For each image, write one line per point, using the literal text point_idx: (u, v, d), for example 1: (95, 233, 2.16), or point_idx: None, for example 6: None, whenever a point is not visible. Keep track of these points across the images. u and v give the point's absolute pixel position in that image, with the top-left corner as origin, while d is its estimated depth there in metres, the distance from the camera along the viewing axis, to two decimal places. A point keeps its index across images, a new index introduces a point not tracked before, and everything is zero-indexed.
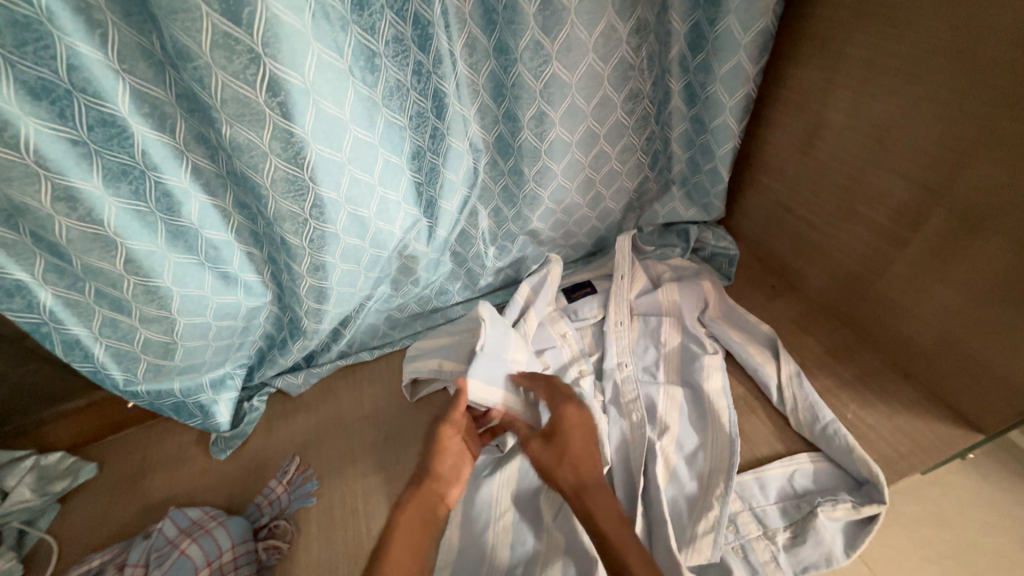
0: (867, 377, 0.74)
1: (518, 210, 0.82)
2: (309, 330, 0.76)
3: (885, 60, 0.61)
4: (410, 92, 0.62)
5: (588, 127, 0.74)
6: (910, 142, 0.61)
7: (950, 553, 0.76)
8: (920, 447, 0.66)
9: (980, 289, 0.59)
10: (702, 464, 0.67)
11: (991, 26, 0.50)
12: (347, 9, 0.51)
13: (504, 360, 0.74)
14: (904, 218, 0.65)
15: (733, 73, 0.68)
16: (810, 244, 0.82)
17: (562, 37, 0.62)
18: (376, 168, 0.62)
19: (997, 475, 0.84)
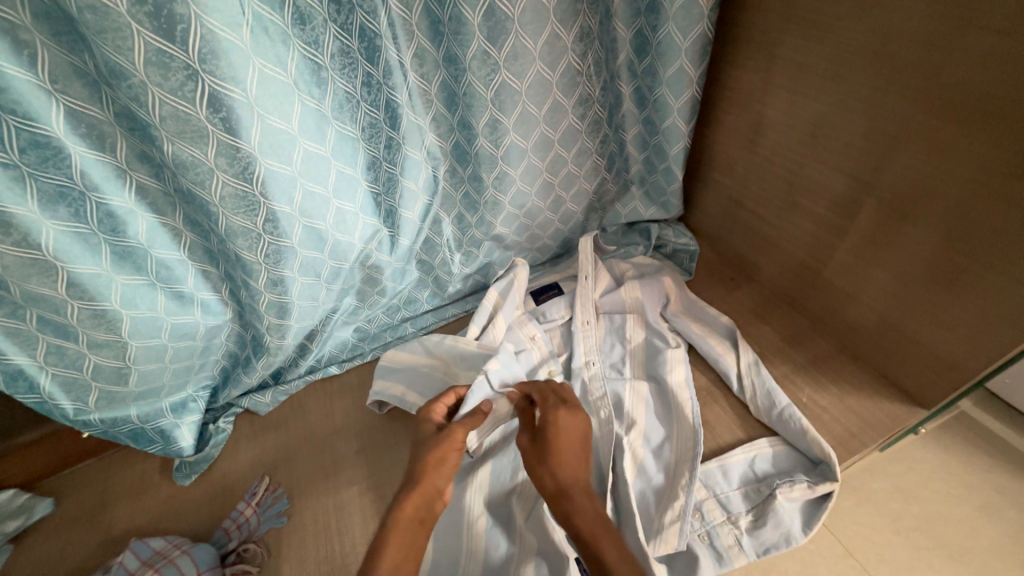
0: (820, 362, 0.77)
1: (481, 215, 0.83)
2: (272, 347, 0.75)
3: (812, 61, 0.65)
4: (361, 104, 0.62)
5: (543, 133, 0.75)
6: (841, 137, 0.65)
7: (912, 524, 0.80)
8: (870, 424, 0.70)
9: (910, 273, 0.63)
10: (668, 455, 0.69)
11: (898, 28, 0.54)
12: (288, 24, 0.51)
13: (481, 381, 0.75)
14: (841, 209, 0.69)
15: (677, 77, 0.71)
16: (762, 237, 0.85)
17: (508, 46, 0.63)
18: (330, 180, 0.62)
19: (949, 446, 0.89)
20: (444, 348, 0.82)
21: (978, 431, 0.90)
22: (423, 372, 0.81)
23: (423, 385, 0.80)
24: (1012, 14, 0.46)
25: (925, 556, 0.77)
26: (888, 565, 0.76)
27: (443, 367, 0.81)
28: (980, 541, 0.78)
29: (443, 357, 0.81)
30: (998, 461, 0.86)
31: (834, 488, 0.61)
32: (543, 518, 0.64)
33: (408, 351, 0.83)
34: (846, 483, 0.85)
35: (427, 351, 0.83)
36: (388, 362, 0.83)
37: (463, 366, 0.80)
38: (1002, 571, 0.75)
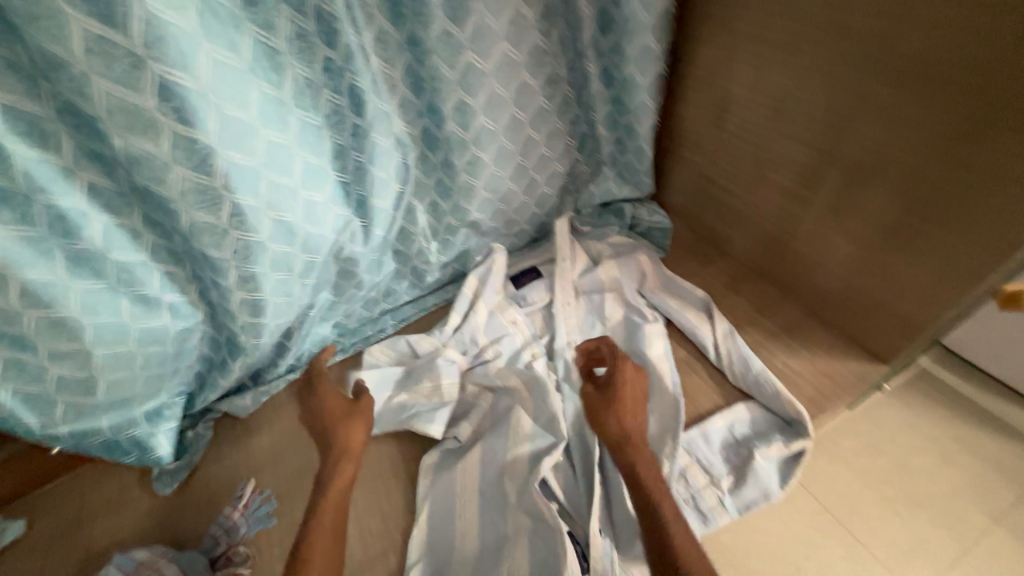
0: (790, 328, 0.81)
1: (455, 202, 0.82)
2: (248, 347, 0.73)
3: (774, 34, 0.66)
4: (323, 90, 0.60)
5: (512, 114, 0.74)
6: (803, 109, 0.67)
7: (884, 478, 0.85)
8: (837, 383, 0.73)
9: (871, 237, 0.66)
10: (652, 426, 0.71)
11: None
12: (237, 6, 0.49)
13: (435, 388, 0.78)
14: (805, 180, 0.71)
15: (643, 55, 0.72)
16: (733, 212, 0.87)
17: (471, 26, 0.62)
18: (296, 171, 0.60)
19: (917, 404, 0.94)
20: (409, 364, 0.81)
21: (932, 382, 0.97)
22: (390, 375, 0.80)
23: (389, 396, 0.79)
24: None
25: (897, 507, 0.82)
26: (866, 521, 0.81)
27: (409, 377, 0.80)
28: (946, 487, 0.84)
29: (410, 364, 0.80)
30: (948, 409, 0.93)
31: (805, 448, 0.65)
32: (533, 494, 0.66)
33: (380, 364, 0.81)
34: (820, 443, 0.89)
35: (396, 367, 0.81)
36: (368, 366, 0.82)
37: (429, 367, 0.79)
38: (963, 512, 0.81)
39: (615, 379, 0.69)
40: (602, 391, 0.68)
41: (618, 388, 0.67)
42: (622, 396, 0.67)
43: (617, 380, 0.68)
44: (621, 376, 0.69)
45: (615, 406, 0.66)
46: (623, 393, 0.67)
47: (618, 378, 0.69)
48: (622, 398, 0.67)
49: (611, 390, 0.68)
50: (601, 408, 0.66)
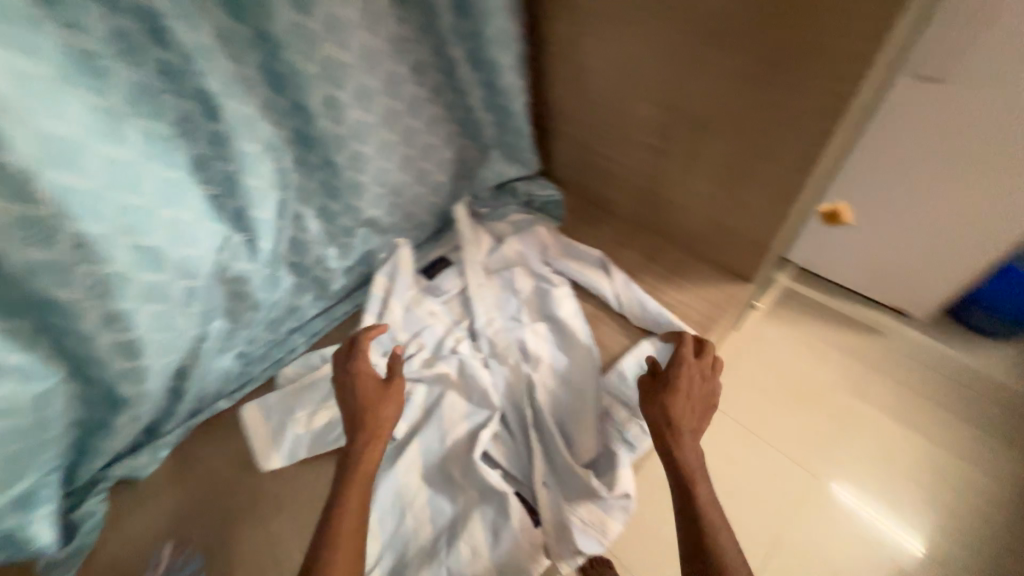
0: (674, 268, 0.92)
1: (345, 202, 0.80)
2: (132, 396, 0.65)
3: (613, 6, 0.72)
4: (164, 95, 0.55)
5: (385, 104, 0.74)
6: (649, 72, 0.75)
7: (763, 388, 1.30)
8: (716, 306, 0.86)
9: (720, 177, 0.77)
10: (575, 378, 0.76)
11: None
12: (34, 5, 0.45)
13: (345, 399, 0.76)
14: (662, 135, 0.80)
15: (502, 35, 0.75)
16: (611, 174, 0.95)
17: (321, 16, 0.61)
18: (145, 187, 0.56)
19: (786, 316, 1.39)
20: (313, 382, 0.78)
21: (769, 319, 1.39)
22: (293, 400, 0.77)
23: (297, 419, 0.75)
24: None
25: (767, 398, 1.29)
26: (754, 418, 1.26)
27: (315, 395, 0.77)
28: (819, 371, 1.31)
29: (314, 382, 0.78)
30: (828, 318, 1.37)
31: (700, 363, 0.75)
32: (478, 470, 0.68)
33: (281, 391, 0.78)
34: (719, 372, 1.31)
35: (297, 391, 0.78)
36: (283, 392, 0.77)
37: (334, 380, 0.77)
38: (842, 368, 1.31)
39: (677, 374, 0.70)
40: (660, 381, 0.70)
41: (675, 383, 0.69)
42: (677, 390, 0.69)
43: (680, 375, 0.70)
44: (681, 373, 0.70)
45: (673, 397, 0.68)
46: (680, 388, 0.69)
47: (677, 373, 0.70)
48: (680, 395, 0.68)
49: (670, 385, 0.69)
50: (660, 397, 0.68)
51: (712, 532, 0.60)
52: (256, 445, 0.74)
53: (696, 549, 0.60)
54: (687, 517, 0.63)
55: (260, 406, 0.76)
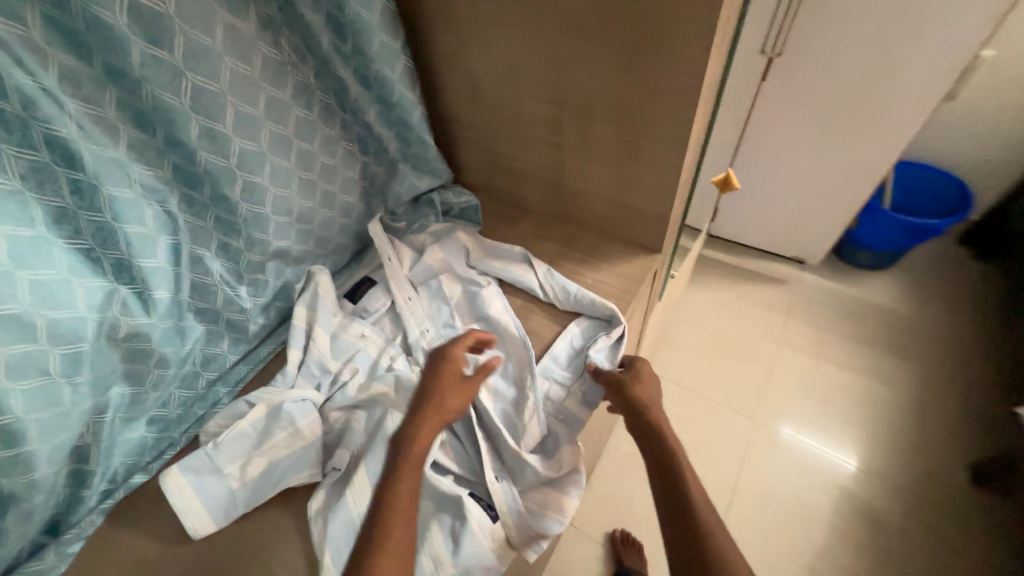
0: (590, 251, 0.97)
1: (248, 236, 0.76)
2: (20, 488, 0.57)
3: (482, 14, 0.74)
4: (3, 149, 0.50)
5: (271, 131, 0.71)
6: (529, 72, 0.78)
7: (705, 352, 1.57)
8: (632, 280, 0.92)
9: (613, 160, 0.83)
10: (513, 370, 0.78)
11: None
12: None
13: (277, 445, 0.71)
14: (554, 129, 0.85)
15: (383, 50, 0.76)
16: (519, 171, 0.99)
17: (181, 46, 0.57)
18: (1, 253, 0.50)
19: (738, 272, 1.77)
20: (236, 436, 0.71)
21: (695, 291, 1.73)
22: (217, 457, 0.70)
23: (229, 477, 0.69)
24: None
25: (710, 359, 1.55)
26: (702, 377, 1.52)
27: (242, 448, 0.71)
28: (742, 329, 1.62)
29: (236, 436, 0.71)
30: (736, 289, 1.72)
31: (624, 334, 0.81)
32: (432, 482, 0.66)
33: (201, 453, 0.70)
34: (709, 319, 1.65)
35: (221, 446, 0.70)
36: (207, 447, 0.70)
37: (261, 429, 0.72)
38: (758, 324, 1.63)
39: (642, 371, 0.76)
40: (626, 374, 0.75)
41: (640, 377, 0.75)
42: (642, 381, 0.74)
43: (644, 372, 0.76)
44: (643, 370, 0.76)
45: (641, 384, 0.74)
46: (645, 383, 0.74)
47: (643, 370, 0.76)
48: (646, 388, 0.74)
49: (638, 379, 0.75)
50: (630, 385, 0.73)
51: (704, 523, 0.62)
52: (184, 512, 0.66)
53: (683, 529, 0.62)
54: (678, 517, 0.64)
55: (183, 468, 0.68)
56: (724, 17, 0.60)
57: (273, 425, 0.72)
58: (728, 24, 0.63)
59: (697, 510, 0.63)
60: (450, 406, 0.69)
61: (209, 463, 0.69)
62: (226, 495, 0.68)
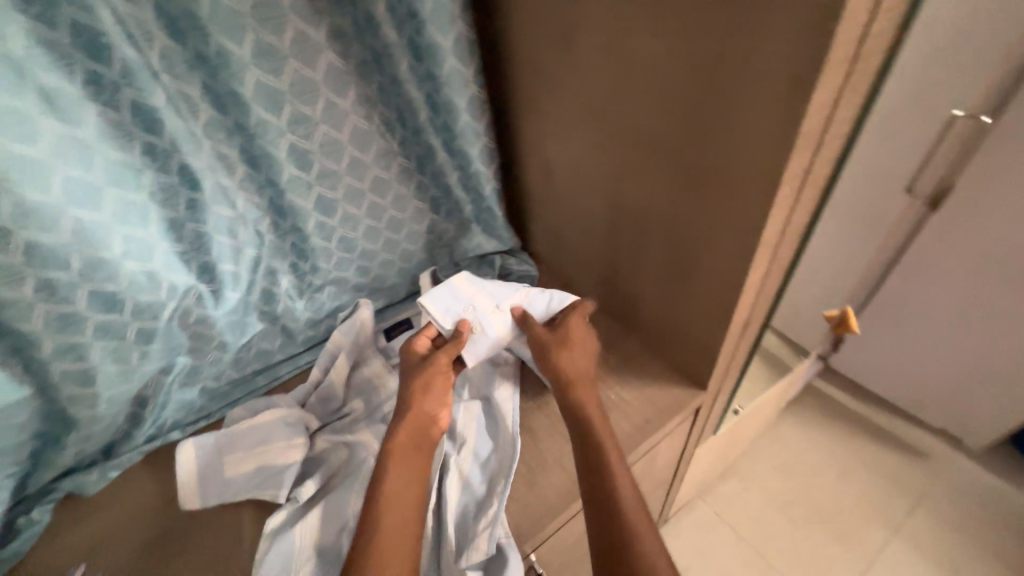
0: (628, 361, 0.88)
1: (313, 262, 0.87)
2: (85, 418, 0.73)
3: (561, 112, 0.76)
4: (146, 170, 0.64)
5: (349, 184, 0.81)
6: (595, 171, 0.76)
7: (781, 500, 1.32)
8: (661, 409, 0.81)
9: (664, 276, 0.75)
10: (493, 465, 0.73)
11: (595, 86, 0.67)
12: (34, 105, 0.53)
13: (265, 456, 0.76)
14: (611, 229, 0.81)
15: (465, 129, 0.82)
16: (575, 257, 0.96)
17: (287, 114, 0.70)
18: (114, 245, 0.63)
19: (849, 424, 1.45)
20: (240, 435, 0.77)
21: (783, 426, 1.46)
22: (220, 446, 0.77)
23: (219, 471, 0.76)
24: (650, 80, 0.59)
25: (785, 514, 1.30)
26: (764, 531, 1.28)
27: (239, 447, 0.77)
28: (832, 494, 1.33)
29: (241, 434, 0.77)
30: (840, 443, 1.41)
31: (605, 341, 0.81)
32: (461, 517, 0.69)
33: (210, 437, 0.78)
34: (790, 469, 1.38)
35: (227, 438, 0.77)
36: (218, 432, 0.78)
37: (259, 437, 0.77)
38: (859, 496, 1.32)
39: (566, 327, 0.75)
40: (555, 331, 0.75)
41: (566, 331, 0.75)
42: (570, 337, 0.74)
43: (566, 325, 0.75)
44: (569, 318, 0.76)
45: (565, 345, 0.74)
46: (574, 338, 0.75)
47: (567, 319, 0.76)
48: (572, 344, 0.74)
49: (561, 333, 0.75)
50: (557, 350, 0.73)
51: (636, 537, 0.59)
52: (183, 482, 0.75)
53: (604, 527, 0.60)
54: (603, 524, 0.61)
55: (196, 443, 0.77)
56: (798, 168, 0.52)
57: (269, 436, 0.77)
58: (805, 178, 0.55)
59: (643, 564, 0.57)
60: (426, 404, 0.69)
61: (211, 450, 0.77)
62: (213, 484, 0.75)
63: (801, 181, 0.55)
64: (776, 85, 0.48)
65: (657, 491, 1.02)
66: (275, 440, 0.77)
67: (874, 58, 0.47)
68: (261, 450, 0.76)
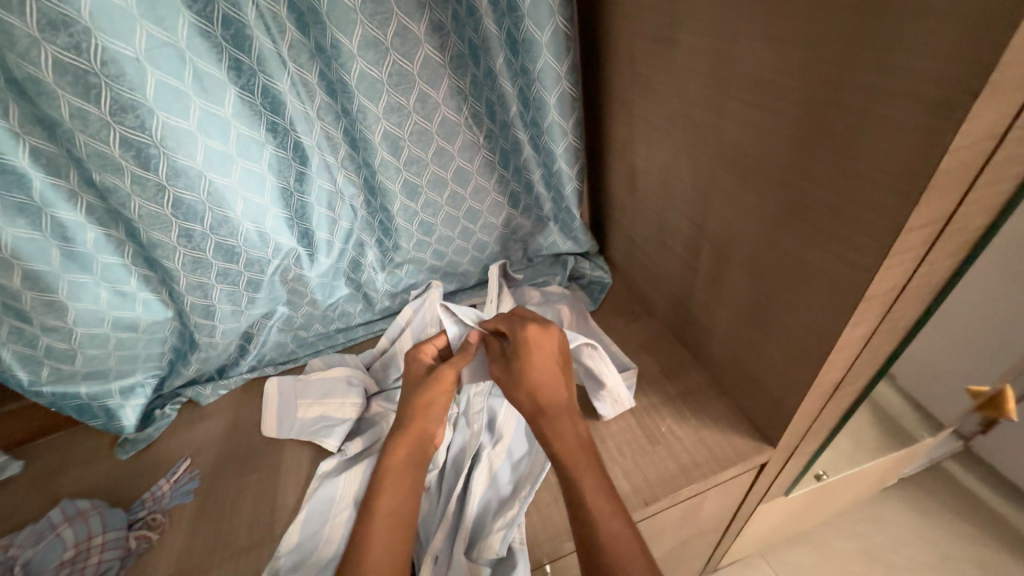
0: (689, 395, 0.80)
1: (395, 241, 0.93)
2: (205, 344, 0.88)
3: (654, 119, 0.70)
4: (268, 145, 0.74)
5: (433, 172, 0.85)
6: (682, 186, 0.70)
7: None
8: (715, 455, 0.73)
9: (742, 312, 0.67)
10: (523, 468, 0.73)
11: (691, 93, 0.60)
12: (187, 85, 0.63)
13: (327, 408, 0.86)
14: (691, 250, 0.74)
15: (552, 128, 0.81)
16: (651, 272, 0.90)
17: (383, 103, 0.75)
18: (237, 206, 0.75)
19: (982, 528, 1.16)
20: (313, 384, 0.89)
21: (887, 505, 1.22)
22: (297, 389, 0.89)
23: (291, 412, 0.88)
24: (753, 90, 0.51)
25: None
26: None
27: (309, 395, 0.88)
28: None
29: (312, 385, 0.88)
30: (962, 546, 1.14)
31: (618, 409, 0.77)
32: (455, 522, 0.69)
33: (291, 380, 0.90)
34: (887, 559, 1.15)
35: (299, 386, 0.89)
36: (297, 377, 0.91)
37: (326, 390, 0.88)
38: None
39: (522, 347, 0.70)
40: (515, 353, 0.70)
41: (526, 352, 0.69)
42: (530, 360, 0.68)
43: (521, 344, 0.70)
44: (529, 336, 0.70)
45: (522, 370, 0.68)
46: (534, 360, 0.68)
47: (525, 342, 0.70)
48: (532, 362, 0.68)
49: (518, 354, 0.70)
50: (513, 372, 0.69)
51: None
52: (265, 413, 0.89)
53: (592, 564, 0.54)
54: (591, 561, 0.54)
55: (279, 382, 0.91)
56: (933, 215, 0.41)
57: (334, 391, 0.87)
58: (942, 228, 0.43)
59: None
60: (425, 421, 0.72)
61: (287, 392, 0.89)
62: (286, 421, 0.87)
63: (936, 231, 0.43)
64: (910, 113, 0.37)
65: (704, 538, 0.93)
66: (339, 396, 0.86)
67: None
68: (321, 404, 0.86)
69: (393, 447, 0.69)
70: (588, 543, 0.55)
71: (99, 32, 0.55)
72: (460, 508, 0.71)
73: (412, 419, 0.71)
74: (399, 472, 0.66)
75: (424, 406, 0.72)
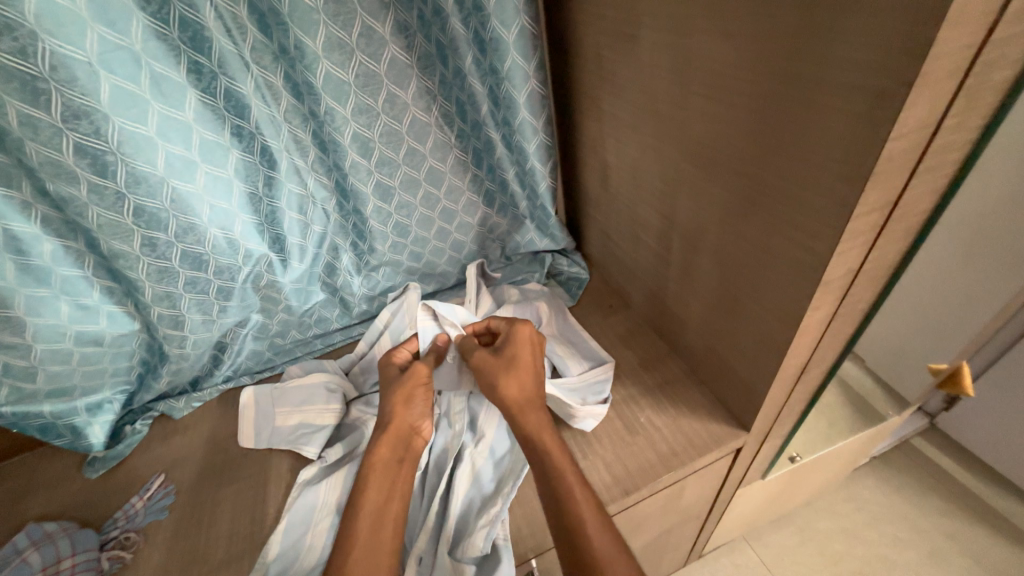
0: (667, 385, 0.82)
1: (371, 243, 0.92)
2: (175, 355, 0.86)
3: (621, 114, 0.71)
4: (233, 149, 0.72)
5: (406, 173, 0.85)
6: (651, 179, 0.71)
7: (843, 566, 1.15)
8: (693, 442, 0.75)
9: (713, 301, 0.68)
10: (505, 465, 0.74)
11: (655, 88, 0.61)
12: (144, 89, 0.61)
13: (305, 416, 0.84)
14: (663, 242, 0.75)
15: (523, 126, 0.81)
16: (626, 266, 0.91)
17: (351, 104, 0.74)
18: (203, 213, 0.73)
19: (948, 500, 1.22)
20: (290, 392, 0.88)
21: (861, 483, 1.27)
22: (274, 398, 0.88)
23: (268, 421, 0.87)
24: (712, 84, 0.52)
25: None
26: None
27: (286, 403, 0.87)
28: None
29: (290, 393, 0.87)
30: (931, 519, 1.20)
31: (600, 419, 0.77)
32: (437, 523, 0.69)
33: (267, 390, 0.89)
34: (861, 534, 1.19)
35: (276, 395, 0.88)
36: (274, 386, 0.90)
37: (303, 398, 0.86)
38: None
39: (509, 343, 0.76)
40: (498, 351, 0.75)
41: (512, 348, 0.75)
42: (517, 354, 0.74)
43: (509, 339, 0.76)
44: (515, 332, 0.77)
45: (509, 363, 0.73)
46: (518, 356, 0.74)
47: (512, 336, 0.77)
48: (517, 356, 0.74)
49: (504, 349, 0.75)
50: (497, 365, 0.73)
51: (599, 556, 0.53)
52: (242, 423, 0.87)
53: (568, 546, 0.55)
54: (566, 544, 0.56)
55: (257, 392, 0.90)
56: (881, 200, 0.43)
57: (311, 399, 0.86)
58: (891, 213, 0.45)
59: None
60: (406, 420, 0.72)
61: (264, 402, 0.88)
62: (263, 430, 0.86)
63: (885, 216, 0.46)
64: (855, 103, 0.39)
65: (688, 525, 0.95)
66: (317, 403, 0.85)
67: (1003, 71, 0.37)
68: (298, 412, 0.85)
69: (375, 447, 0.69)
70: (565, 527, 0.57)
71: (47, 36, 0.54)
72: (443, 509, 0.71)
73: (392, 416, 0.72)
74: (380, 474, 0.66)
75: (405, 401, 0.73)
